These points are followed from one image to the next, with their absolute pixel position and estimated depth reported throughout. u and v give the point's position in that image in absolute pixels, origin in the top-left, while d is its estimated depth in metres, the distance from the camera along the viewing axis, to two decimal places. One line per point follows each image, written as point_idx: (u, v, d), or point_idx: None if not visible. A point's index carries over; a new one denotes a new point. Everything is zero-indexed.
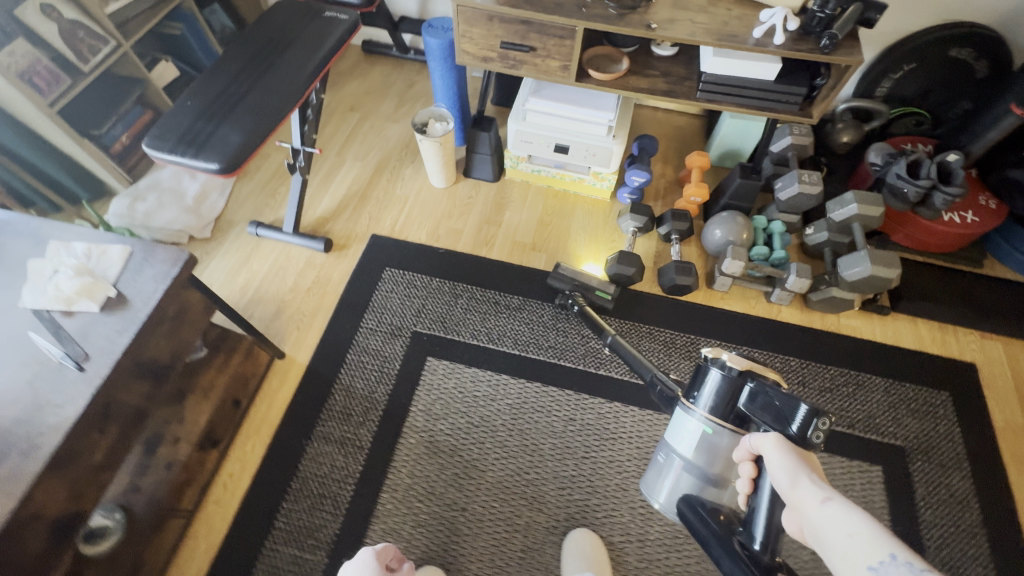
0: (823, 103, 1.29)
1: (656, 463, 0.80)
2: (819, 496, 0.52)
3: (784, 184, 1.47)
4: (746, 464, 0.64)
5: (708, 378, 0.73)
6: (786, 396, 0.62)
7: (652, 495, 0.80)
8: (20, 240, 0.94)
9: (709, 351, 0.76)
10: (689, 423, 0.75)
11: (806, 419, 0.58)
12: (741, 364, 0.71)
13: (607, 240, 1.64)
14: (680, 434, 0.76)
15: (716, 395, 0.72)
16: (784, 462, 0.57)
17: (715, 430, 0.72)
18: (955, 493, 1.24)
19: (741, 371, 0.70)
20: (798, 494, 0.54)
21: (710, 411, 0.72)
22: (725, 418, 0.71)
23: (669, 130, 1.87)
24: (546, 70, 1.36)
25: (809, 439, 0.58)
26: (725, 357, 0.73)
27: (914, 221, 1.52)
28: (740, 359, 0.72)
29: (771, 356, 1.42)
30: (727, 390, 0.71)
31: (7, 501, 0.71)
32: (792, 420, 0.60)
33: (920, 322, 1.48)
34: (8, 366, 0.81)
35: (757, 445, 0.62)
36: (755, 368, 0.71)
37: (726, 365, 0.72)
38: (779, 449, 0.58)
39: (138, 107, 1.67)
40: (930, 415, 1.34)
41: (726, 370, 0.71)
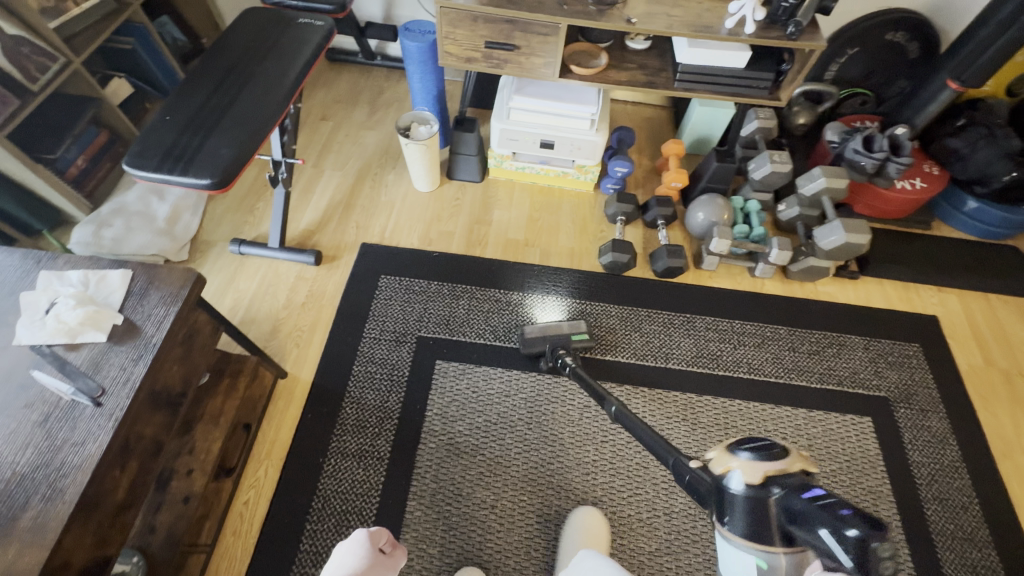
0: (789, 87, 1.39)
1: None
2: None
3: (757, 165, 1.57)
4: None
5: (729, 500, 0.61)
6: (826, 520, 0.52)
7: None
8: (3, 274, 0.86)
9: (716, 462, 0.65)
10: (738, 556, 0.59)
11: (862, 547, 0.48)
12: (757, 476, 0.60)
13: (595, 230, 1.68)
14: (733, 571, 0.60)
15: (746, 520, 0.59)
16: None
17: (769, 559, 0.57)
18: (936, 433, 1.37)
19: (761, 484, 0.59)
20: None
21: (750, 536, 0.58)
22: (773, 541, 0.57)
23: (641, 121, 1.94)
24: (530, 68, 1.38)
25: (877, 572, 0.47)
26: (735, 469, 0.62)
27: (871, 191, 1.65)
28: (756, 467, 0.61)
29: (762, 327, 1.51)
30: (755, 510, 0.59)
31: (37, 551, 0.65)
32: (841, 551, 0.49)
33: (886, 283, 1.62)
34: (12, 409, 0.75)
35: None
36: (774, 470, 0.60)
37: (739, 483, 0.60)
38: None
39: (93, 127, 1.57)
40: (906, 365, 1.46)
41: (743, 486, 0.60)
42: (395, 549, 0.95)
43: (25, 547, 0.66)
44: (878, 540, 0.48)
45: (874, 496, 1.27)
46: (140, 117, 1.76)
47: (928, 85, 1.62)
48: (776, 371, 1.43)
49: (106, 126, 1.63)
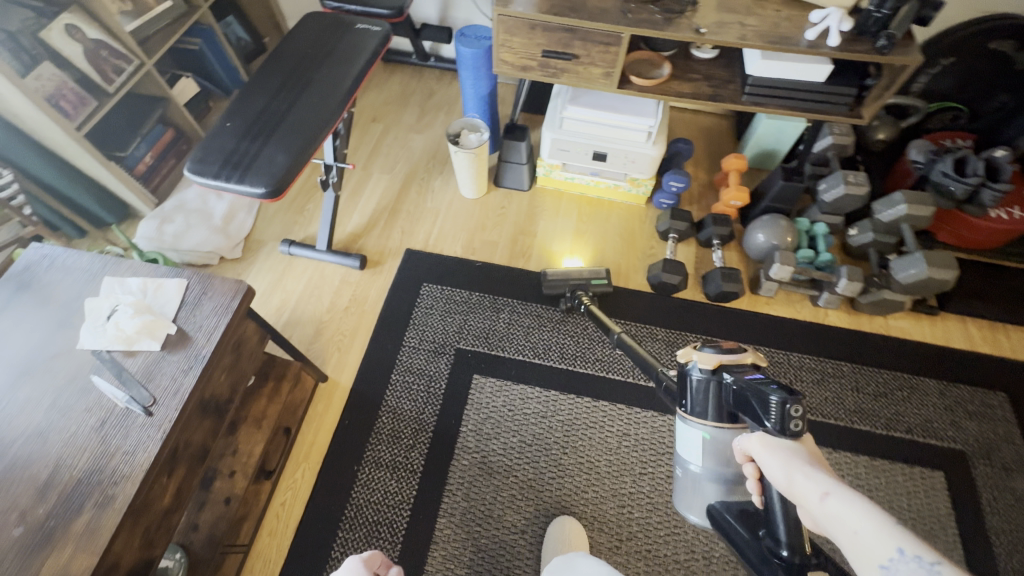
0: (874, 104, 1.27)
1: (677, 479, 0.75)
2: (818, 493, 0.49)
3: (828, 185, 1.45)
4: (748, 466, 0.61)
5: (689, 382, 0.71)
6: (757, 390, 0.59)
7: (683, 512, 0.74)
8: (73, 278, 0.91)
9: (682, 354, 0.75)
10: (688, 431, 0.72)
11: (780, 411, 0.55)
12: (712, 362, 0.69)
13: (645, 246, 1.61)
14: (685, 443, 0.73)
15: (702, 398, 0.69)
16: (775, 461, 0.55)
17: (714, 434, 0.69)
18: (1021, 496, 1.22)
19: (714, 370, 0.69)
20: (796, 489, 0.52)
21: (700, 416, 0.70)
22: (721, 419, 0.68)
23: (699, 131, 1.84)
24: (587, 77, 1.33)
25: (790, 431, 0.55)
26: (695, 359, 0.72)
27: (959, 218, 1.49)
28: (711, 356, 0.71)
29: (822, 362, 1.40)
30: (715, 391, 0.68)
31: (88, 557, 0.68)
32: (765, 414, 0.57)
33: (970, 322, 1.46)
34: (73, 412, 0.78)
35: (747, 447, 0.59)
36: (728, 360, 0.70)
37: (697, 368, 0.70)
38: (767, 448, 0.56)
39: (160, 126, 1.63)
40: (989, 418, 1.32)
41: (700, 371, 0.70)
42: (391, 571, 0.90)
43: (78, 551, 0.68)
44: (792, 403, 0.55)
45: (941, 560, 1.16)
46: (204, 115, 1.82)
47: None
48: (837, 412, 1.32)
49: (173, 124, 1.70)
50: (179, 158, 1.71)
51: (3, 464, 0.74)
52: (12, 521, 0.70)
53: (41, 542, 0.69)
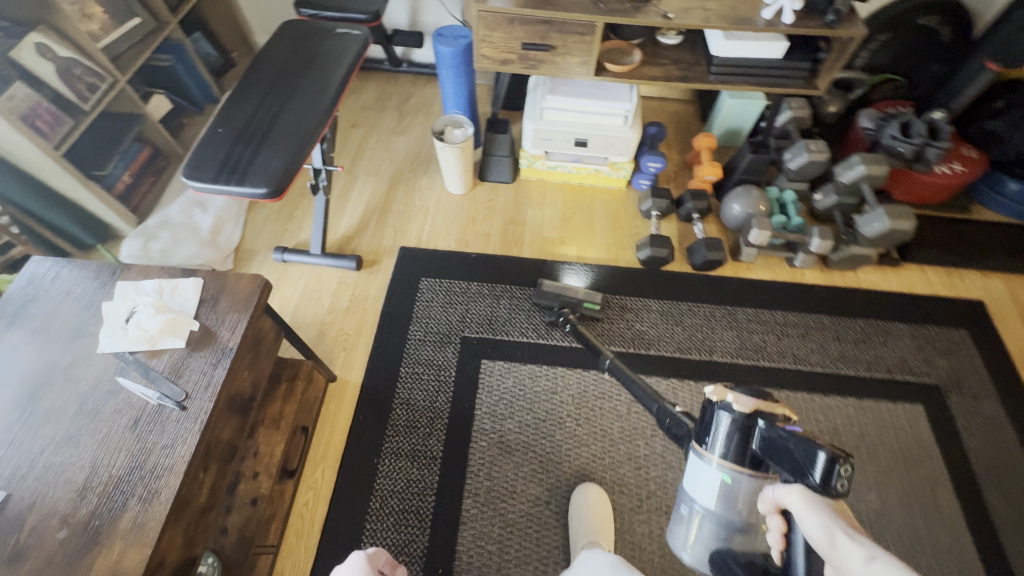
0: (827, 75, 1.39)
1: (677, 514, 0.71)
2: (862, 556, 0.44)
3: (792, 155, 1.56)
4: (774, 518, 0.55)
5: (717, 424, 0.65)
6: (802, 442, 0.54)
7: (677, 550, 0.70)
8: (83, 286, 0.90)
9: (711, 390, 0.67)
10: (707, 471, 0.66)
11: (826, 467, 0.50)
12: (747, 406, 0.63)
13: (630, 226, 1.68)
14: (699, 482, 0.67)
15: (728, 442, 0.64)
16: (814, 517, 0.48)
17: (734, 477, 0.64)
18: (991, 419, 1.35)
19: (748, 414, 0.63)
20: (839, 555, 0.45)
21: (725, 457, 0.64)
22: (743, 463, 0.63)
23: (667, 116, 1.94)
24: (565, 67, 1.40)
25: (834, 489, 0.50)
26: (729, 399, 0.65)
27: (910, 176, 1.63)
28: (746, 398, 0.64)
29: (804, 317, 1.50)
30: (741, 434, 0.63)
31: (140, 551, 0.67)
32: (809, 466, 0.52)
33: (928, 269, 1.60)
34: (103, 414, 0.77)
35: (782, 499, 0.53)
36: (763, 406, 0.64)
37: (731, 409, 0.64)
38: (808, 504, 0.50)
39: (137, 143, 1.61)
40: (956, 352, 1.44)
41: (733, 413, 0.64)
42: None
43: (128, 546, 0.68)
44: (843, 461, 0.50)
45: (931, 484, 1.26)
46: (179, 131, 1.80)
47: (965, 68, 1.60)
48: (823, 361, 1.42)
49: (149, 142, 1.68)
50: (157, 175, 1.68)
51: (35, 472, 0.72)
52: (55, 525, 0.69)
53: (86, 544, 0.68)
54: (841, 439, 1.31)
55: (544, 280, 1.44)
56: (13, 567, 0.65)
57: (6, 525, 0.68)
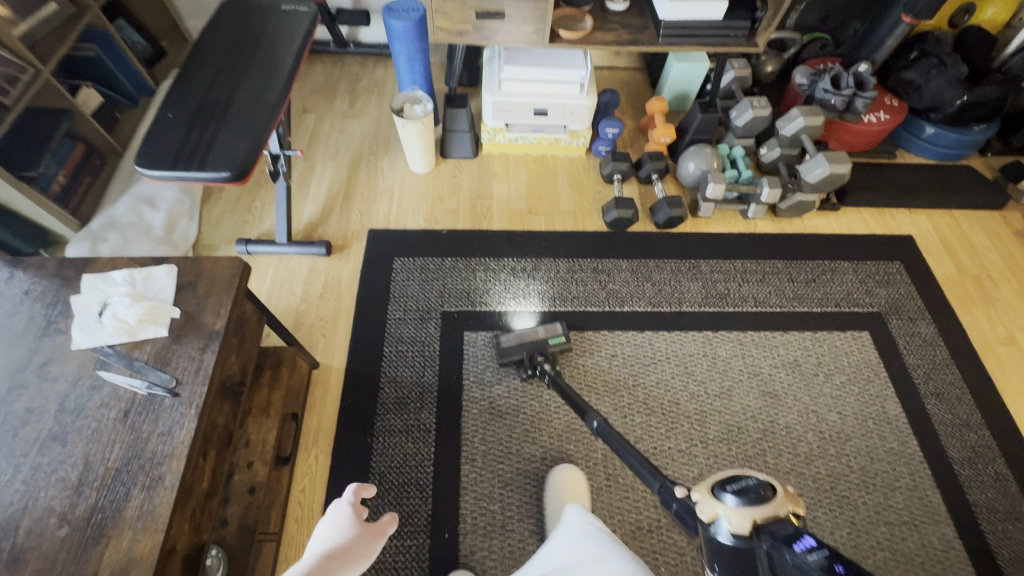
0: (765, 33, 1.48)
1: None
2: None
3: (738, 112, 1.66)
4: None
5: (719, 548, 0.57)
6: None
7: None
8: (44, 283, 0.85)
9: (701, 504, 0.60)
10: None
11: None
12: (746, 524, 0.56)
13: (594, 191, 1.74)
14: None
15: (734, 570, 0.55)
16: None
17: None
18: (926, 337, 1.51)
19: (750, 533, 0.55)
20: None
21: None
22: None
23: (619, 84, 2.00)
24: (521, 35, 1.42)
25: None
26: (721, 516, 0.57)
27: (843, 127, 1.76)
28: (743, 512, 0.56)
29: (761, 262, 1.61)
30: (747, 562, 0.54)
31: (152, 536, 0.66)
32: None
33: (864, 211, 1.75)
34: (89, 409, 0.74)
35: None
36: (763, 516, 0.56)
37: (727, 531, 0.56)
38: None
39: (69, 141, 1.50)
40: (892, 282, 1.60)
41: (730, 534, 0.56)
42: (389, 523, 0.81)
43: (138, 534, 0.66)
44: None
45: (881, 400, 1.40)
46: (114, 127, 1.69)
47: (883, 23, 1.73)
48: (780, 301, 1.54)
49: (82, 139, 1.56)
50: (95, 174, 1.57)
51: (22, 476, 0.69)
52: (55, 523, 0.66)
53: (92, 537, 0.66)
54: (802, 369, 1.42)
55: (501, 335, 1.34)
56: (13, 571, 0.63)
57: None
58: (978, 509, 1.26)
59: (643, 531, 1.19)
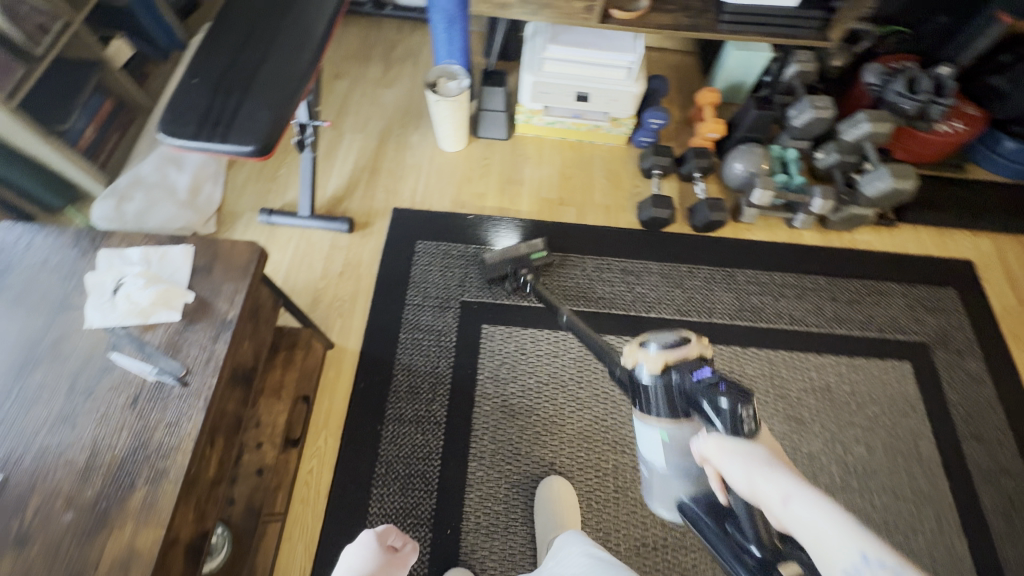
0: (841, 26, 1.33)
1: (647, 478, 0.71)
2: (778, 496, 0.45)
3: (797, 111, 1.52)
4: (711, 476, 0.54)
5: (642, 387, 0.68)
6: (707, 393, 0.58)
7: (657, 508, 0.71)
8: (59, 255, 0.83)
9: (627, 358, 0.71)
10: (647, 433, 0.67)
11: (731, 413, 0.55)
12: (659, 364, 0.66)
13: (630, 185, 1.64)
14: (646, 446, 0.68)
15: (653, 402, 0.66)
16: (735, 465, 0.50)
17: (672, 433, 0.65)
18: (973, 374, 1.40)
19: (663, 371, 0.65)
20: (760, 495, 0.47)
21: (659, 416, 0.66)
22: (677, 417, 0.65)
23: (669, 69, 1.86)
24: (569, 12, 1.31)
25: (743, 432, 0.54)
26: (642, 361, 0.67)
27: (911, 135, 1.61)
28: (658, 355, 0.66)
29: (801, 277, 1.51)
30: (664, 394, 0.65)
31: (154, 530, 0.65)
32: (716, 418, 0.56)
33: (922, 230, 1.61)
34: (98, 392, 0.73)
35: (705, 451, 0.54)
36: (676, 358, 0.66)
37: (646, 373, 0.66)
38: (726, 452, 0.51)
39: (98, 94, 1.47)
40: (943, 310, 1.48)
41: (648, 374, 0.66)
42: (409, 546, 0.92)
43: (141, 525, 0.66)
44: (743, 404, 0.54)
45: (915, 437, 1.32)
46: (145, 81, 1.65)
47: (976, 19, 1.56)
48: (818, 321, 1.45)
49: (111, 92, 1.54)
50: (123, 130, 1.55)
51: (31, 454, 0.69)
52: (60, 507, 0.66)
53: (96, 525, 0.65)
54: (833, 396, 1.35)
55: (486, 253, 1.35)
56: (20, 551, 0.63)
57: (6, 508, 0.65)
58: (1006, 562, 1.20)
59: (648, 548, 1.16)
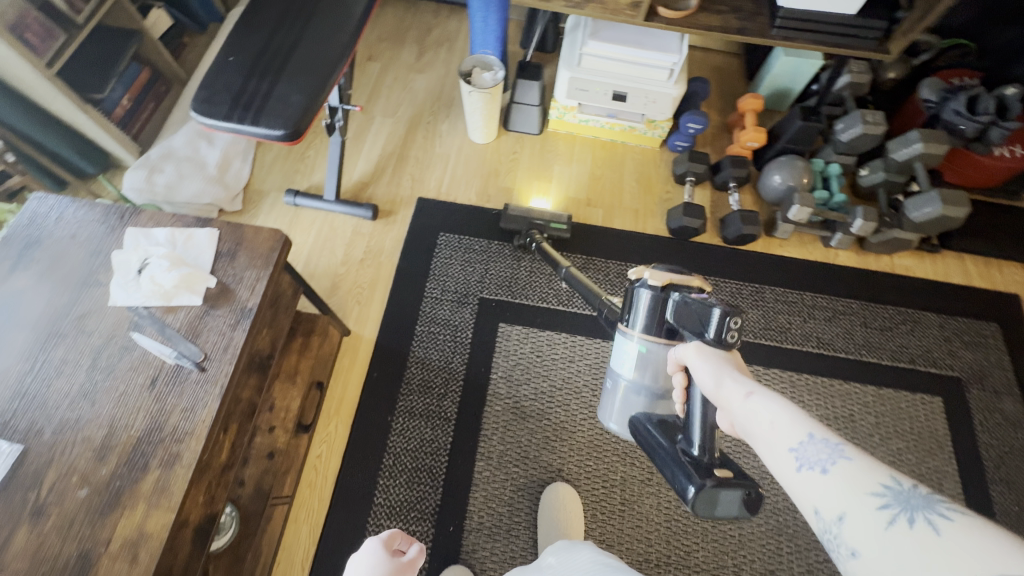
0: (903, 39, 1.25)
1: (607, 392, 0.77)
2: (741, 392, 0.47)
3: (845, 125, 1.44)
4: (677, 375, 0.59)
5: (637, 300, 0.70)
6: (701, 305, 0.57)
7: (607, 422, 0.77)
8: (89, 230, 0.84)
9: (633, 273, 0.73)
10: (626, 345, 0.72)
11: (718, 322, 0.54)
12: (661, 281, 0.68)
13: (662, 191, 1.59)
14: (621, 358, 0.73)
15: (645, 315, 0.69)
16: (706, 367, 0.53)
17: (650, 347, 0.69)
18: (1009, 416, 1.34)
19: (662, 288, 0.68)
20: (723, 393, 0.49)
21: (643, 330, 0.69)
22: (660, 335, 0.68)
23: (711, 71, 1.79)
24: (613, 9, 1.26)
25: (726, 342, 0.54)
26: (646, 276, 0.70)
27: (966, 157, 1.52)
28: (661, 274, 0.69)
29: (832, 299, 1.45)
30: (656, 308, 0.67)
31: (163, 514, 0.66)
32: (705, 326, 0.56)
33: (967, 259, 1.53)
34: (118, 371, 0.74)
35: (681, 356, 0.57)
36: (676, 281, 0.69)
37: (647, 285, 0.68)
38: (702, 355, 0.54)
39: (135, 64, 1.48)
40: (982, 345, 1.41)
41: (648, 288, 0.68)
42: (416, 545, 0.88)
43: (152, 509, 0.66)
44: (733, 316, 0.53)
45: (939, 475, 1.27)
46: (181, 53, 1.65)
47: None
48: (846, 346, 1.39)
49: (148, 63, 1.54)
50: (158, 101, 1.56)
51: (52, 427, 0.70)
52: (75, 483, 0.67)
53: (108, 504, 0.66)
54: (855, 425, 1.30)
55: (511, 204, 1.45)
56: (36, 523, 0.64)
57: (26, 479, 0.67)
58: None
59: (650, 564, 1.15)
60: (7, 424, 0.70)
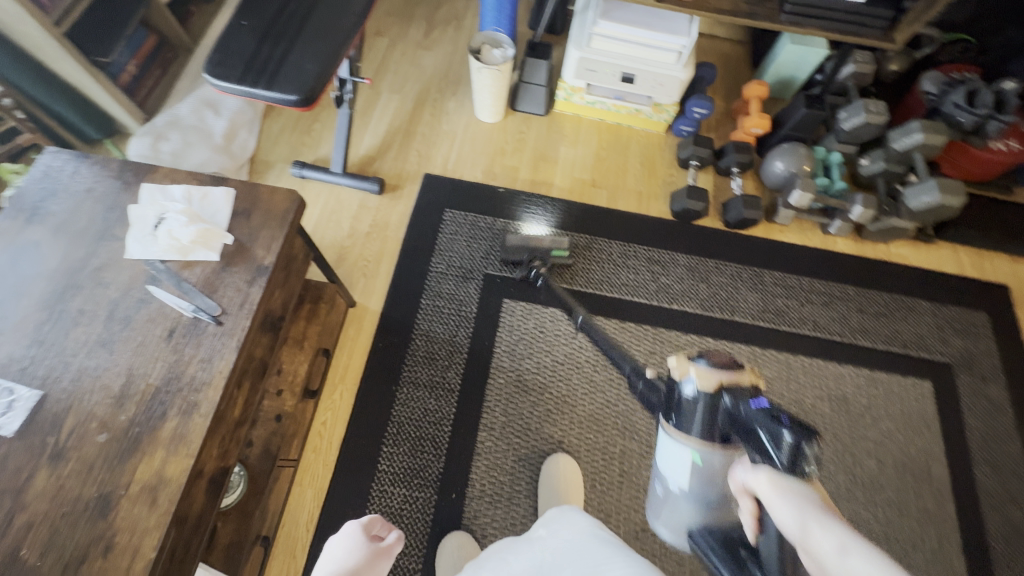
0: (908, 29, 1.28)
1: (655, 494, 0.62)
2: (834, 546, 0.35)
3: (848, 114, 1.46)
4: (744, 500, 0.46)
5: (680, 400, 0.57)
6: (764, 420, 0.48)
7: (656, 525, 0.63)
8: (104, 185, 0.84)
9: (673, 362, 0.60)
10: (674, 449, 0.57)
11: (791, 448, 0.44)
12: (711, 383, 0.55)
13: (665, 174, 1.61)
14: (669, 461, 0.58)
15: (693, 420, 0.56)
16: (785, 505, 0.40)
17: (705, 457, 0.55)
18: (994, 401, 1.38)
19: (713, 392, 0.55)
20: (813, 547, 0.37)
21: (692, 435, 0.56)
22: (712, 442, 0.55)
23: (717, 58, 1.81)
24: None
25: (800, 471, 0.43)
26: (691, 375, 0.56)
27: (962, 149, 1.55)
28: (712, 374, 0.56)
29: (829, 284, 1.49)
30: (707, 413, 0.55)
31: (181, 460, 0.67)
32: (773, 449, 0.46)
33: (960, 249, 1.57)
34: (136, 322, 0.75)
35: (751, 483, 0.44)
36: (729, 380, 0.55)
37: (693, 388, 0.56)
38: (779, 491, 0.41)
39: (142, 29, 1.46)
40: (971, 332, 1.45)
41: (697, 391, 0.55)
42: (394, 532, 0.88)
43: (170, 455, 0.67)
44: (808, 440, 0.44)
45: (926, 456, 1.31)
46: (187, 20, 1.64)
47: None
48: (841, 330, 1.43)
49: (155, 29, 1.53)
50: (164, 68, 1.55)
51: (69, 375, 0.71)
52: (94, 429, 0.68)
53: (127, 449, 0.67)
54: (847, 406, 1.34)
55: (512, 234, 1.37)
56: (55, 466, 0.65)
57: (45, 423, 0.68)
58: None
59: (647, 533, 1.18)
60: (26, 369, 0.70)
